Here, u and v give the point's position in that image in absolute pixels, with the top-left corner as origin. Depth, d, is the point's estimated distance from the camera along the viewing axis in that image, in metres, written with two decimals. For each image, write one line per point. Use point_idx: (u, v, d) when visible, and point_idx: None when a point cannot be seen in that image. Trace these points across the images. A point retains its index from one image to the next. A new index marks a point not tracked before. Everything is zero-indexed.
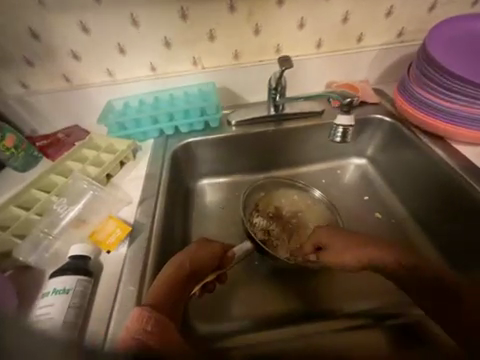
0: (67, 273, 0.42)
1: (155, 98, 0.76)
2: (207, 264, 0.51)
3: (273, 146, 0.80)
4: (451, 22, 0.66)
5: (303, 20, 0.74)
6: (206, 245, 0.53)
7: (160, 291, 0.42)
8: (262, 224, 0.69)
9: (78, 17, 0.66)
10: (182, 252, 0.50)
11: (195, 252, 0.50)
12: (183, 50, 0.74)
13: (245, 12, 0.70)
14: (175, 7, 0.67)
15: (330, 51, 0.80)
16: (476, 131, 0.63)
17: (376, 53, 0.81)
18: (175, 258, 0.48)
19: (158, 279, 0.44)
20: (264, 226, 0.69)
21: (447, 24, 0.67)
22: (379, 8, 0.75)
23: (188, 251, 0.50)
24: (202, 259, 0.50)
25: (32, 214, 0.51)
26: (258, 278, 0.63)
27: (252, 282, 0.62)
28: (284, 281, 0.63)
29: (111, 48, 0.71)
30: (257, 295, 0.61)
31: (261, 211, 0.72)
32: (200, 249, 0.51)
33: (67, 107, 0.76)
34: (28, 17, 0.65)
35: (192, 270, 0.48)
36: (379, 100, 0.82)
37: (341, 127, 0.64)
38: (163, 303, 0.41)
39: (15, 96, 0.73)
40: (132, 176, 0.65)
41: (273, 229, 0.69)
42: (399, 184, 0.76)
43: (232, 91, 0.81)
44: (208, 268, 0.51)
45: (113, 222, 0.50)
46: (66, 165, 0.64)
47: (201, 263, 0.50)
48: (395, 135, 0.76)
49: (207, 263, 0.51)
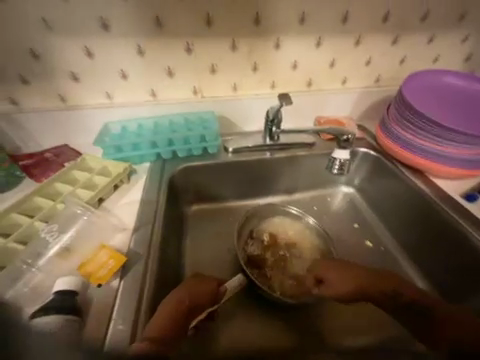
0: (50, 312, 0.37)
1: (155, 122, 0.77)
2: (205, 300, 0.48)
3: (267, 172, 0.83)
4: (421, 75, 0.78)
5: (296, 62, 0.82)
6: (203, 282, 0.50)
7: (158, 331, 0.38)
8: (256, 253, 0.68)
9: (84, 43, 0.67)
10: (179, 287, 0.47)
11: (194, 286, 0.48)
12: (185, 79, 0.77)
13: (246, 51, 0.77)
14: (181, 42, 0.72)
15: (319, 90, 0.88)
16: (449, 167, 0.71)
17: (358, 94, 0.91)
18: (173, 295, 0.45)
19: (155, 316, 0.41)
20: (258, 255, 0.68)
21: (418, 76, 0.78)
22: (361, 58, 0.86)
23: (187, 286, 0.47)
24: (200, 296, 0.47)
25: (11, 242, 0.46)
26: (256, 313, 0.60)
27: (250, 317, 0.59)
28: (282, 315, 0.60)
29: (114, 73, 0.72)
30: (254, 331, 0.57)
31: (256, 239, 0.72)
32: (199, 284, 0.49)
33: (59, 126, 0.74)
34: (30, 39, 0.64)
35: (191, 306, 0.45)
36: (363, 134, 0.90)
37: (338, 160, 0.72)
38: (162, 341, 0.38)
39: (3, 112, 0.70)
40: (125, 201, 0.62)
41: (266, 259, 0.68)
42: (385, 213, 0.81)
43: (229, 119, 0.85)
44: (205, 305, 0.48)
45: (106, 252, 0.47)
46: (54, 186, 0.60)
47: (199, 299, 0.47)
48: (379, 167, 0.82)
49: (204, 300, 0.47)
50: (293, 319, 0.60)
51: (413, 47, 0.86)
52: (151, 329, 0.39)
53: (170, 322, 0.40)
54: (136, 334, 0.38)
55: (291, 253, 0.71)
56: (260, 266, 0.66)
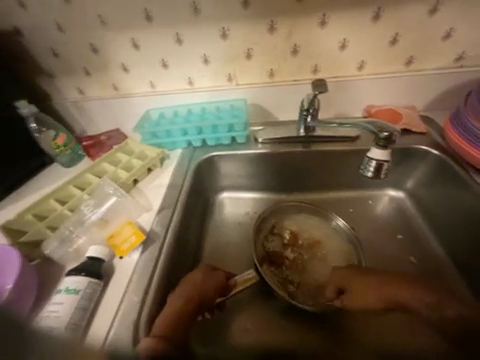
0: (81, 274, 0.44)
1: (188, 110, 0.80)
2: (213, 293, 0.51)
3: (299, 167, 0.77)
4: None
5: (345, 41, 0.70)
6: (211, 273, 0.52)
7: (165, 329, 0.41)
8: (275, 249, 0.66)
9: (131, 35, 0.73)
10: (184, 280, 0.49)
11: (200, 281, 0.50)
12: (220, 66, 0.76)
13: (285, 32, 0.70)
14: (217, 27, 0.70)
15: (373, 74, 0.75)
16: None
17: (427, 78, 0.73)
18: (182, 288, 0.48)
19: (161, 315, 0.43)
20: (276, 252, 0.65)
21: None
22: (436, 31, 0.68)
23: (194, 280, 0.50)
24: (207, 289, 0.50)
25: (66, 210, 0.57)
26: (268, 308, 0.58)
27: (260, 311, 0.58)
28: (296, 318, 0.57)
29: (156, 62, 0.77)
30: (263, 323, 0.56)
31: (277, 236, 0.68)
32: (206, 280, 0.51)
33: (111, 113, 0.84)
34: (90, 35, 0.73)
35: (199, 299, 0.48)
36: (427, 129, 0.73)
37: (374, 161, 0.58)
38: (166, 335, 0.40)
39: (72, 100, 0.83)
40: (155, 184, 0.68)
41: (285, 256, 0.65)
42: (444, 226, 0.66)
43: (263, 108, 0.80)
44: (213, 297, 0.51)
45: (129, 228, 0.52)
46: (101, 166, 0.70)
47: (205, 294, 0.50)
48: (442, 169, 0.67)
49: (211, 293, 0.50)
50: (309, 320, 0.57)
51: None
52: (158, 328, 0.41)
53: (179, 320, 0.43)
54: (145, 306, 0.43)
55: (313, 254, 0.66)
56: (277, 263, 0.63)
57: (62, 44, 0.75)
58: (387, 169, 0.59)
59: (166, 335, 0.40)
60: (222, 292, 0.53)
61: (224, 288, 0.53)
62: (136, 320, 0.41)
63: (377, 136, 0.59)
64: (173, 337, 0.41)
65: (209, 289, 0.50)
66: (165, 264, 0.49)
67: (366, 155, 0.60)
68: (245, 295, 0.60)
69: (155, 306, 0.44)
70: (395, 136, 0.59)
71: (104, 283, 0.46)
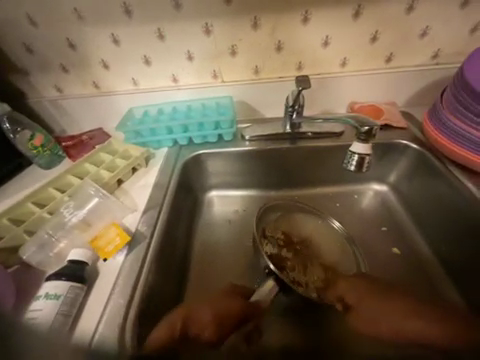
0: (62, 278, 0.42)
1: (173, 108, 0.78)
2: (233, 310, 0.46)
3: (286, 164, 0.77)
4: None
5: (328, 38, 0.71)
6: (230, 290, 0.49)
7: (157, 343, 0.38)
8: (273, 252, 0.62)
9: (110, 30, 0.70)
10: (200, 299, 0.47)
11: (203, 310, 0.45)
12: (204, 63, 0.75)
13: (269, 29, 0.70)
14: (200, 23, 0.69)
15: (356, 71, 0.76)
16: None
17: (406, 75, 0.76)
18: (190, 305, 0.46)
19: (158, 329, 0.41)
20: (275, 254, 0.61)
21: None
22: (413, 29, 0.70)
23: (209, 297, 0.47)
24: (222, 305, 0.46)
25: (45, 213, 0.55)
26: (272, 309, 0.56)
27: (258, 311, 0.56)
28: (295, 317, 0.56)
29: (138, 59, 0.74)
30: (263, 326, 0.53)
31: (271, 237, 0.65)
32: (221, 296, 0.48)
33: (93, 111, 0.81)
34: (67, 30, 0.70)
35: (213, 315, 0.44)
36: (407, 124, 0.76)
37: (356, 155, 0.59)
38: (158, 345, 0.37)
39: (49, 98, 0.80)
40: (141, 184, 0.66)
41: (285, 257, 0.62)
42: (424, 216, 0.69)
43: (249, 105, 0.80)
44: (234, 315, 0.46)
45: (114, 229, 0.50)
46: (83, 166, 0.67)
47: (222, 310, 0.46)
48: (421, 162, 0.70)
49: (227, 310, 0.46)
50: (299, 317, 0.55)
51: None
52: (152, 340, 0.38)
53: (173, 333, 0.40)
54: (131, 308, 0.41)
55: (308, 251, 0.65)
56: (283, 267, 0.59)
57: (37, 40, 0.71)
58: (369, 162, 0.60)
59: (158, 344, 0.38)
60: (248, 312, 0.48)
61: (243, 316, 0.47)
62: (122, 321, 0.40)
63: (358, 131, 0.60)
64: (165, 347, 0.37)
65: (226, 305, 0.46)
66: (152, 265, 0.48)
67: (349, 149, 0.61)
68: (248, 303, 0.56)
69: (142, 307, 0.43)
70: (375, 131, 0.61)
71: (87, 286, 0.45)
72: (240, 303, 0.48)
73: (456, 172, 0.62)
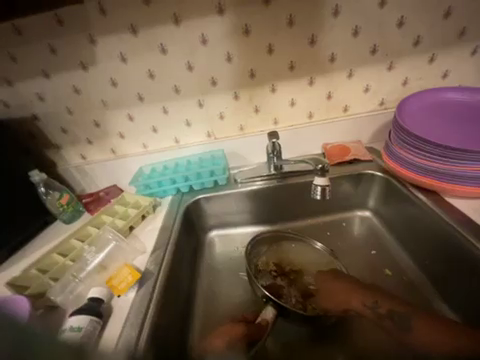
0: (83, 312, 0.49)
1: (176, 163, 0.95)
2: (240, 331, 0.54)
3: (274, 200, 0.89)
4: (415, 96, 0.80)
5: (294, 100, 0.92)
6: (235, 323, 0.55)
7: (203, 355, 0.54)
8: (268, 284, 0.68)
9: (127, 111, 0.92)
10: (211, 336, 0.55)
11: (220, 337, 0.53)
12: (200, 126, 0.95)
13: (247, 98, 0.91)
14: (194, 100, 0.91)
15: (321, 120, 0.95)
16: (457, 186, 0.66)
17: (362, 119, 0.94)
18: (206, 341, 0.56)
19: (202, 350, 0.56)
20: (271, 285, 0.67)
21: (412, 98, 0.80)
22: (358, 87, 0.91)
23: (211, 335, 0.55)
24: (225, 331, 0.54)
25: (67, 260, 0.64)
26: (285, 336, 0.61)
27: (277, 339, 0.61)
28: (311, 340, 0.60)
29: (148, 129, 0.95)
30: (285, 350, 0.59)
31: (264, 271, 0.72)
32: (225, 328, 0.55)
33: (110, 171, 0.98)
34: (95, 114, 0.92)
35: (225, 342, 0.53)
36: (372, 157, 0.90)
37: (319, 186, 0.70)
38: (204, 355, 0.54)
39: (75, 165, 0.97)
40: (149, 228, 0.76)
41: (281, 286, 0.67)
42: (404, 235, 0.76)
43: (238, 154, 0.97)
44: (242, 334, 0.53)
45: (127, 269, 0.58)
46: (100, 218, 0.79)
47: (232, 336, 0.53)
48: (389, 188, 0.80)
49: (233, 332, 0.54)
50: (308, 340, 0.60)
51: (414, 68, 0.89)
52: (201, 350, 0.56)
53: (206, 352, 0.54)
54: (141, 339, 0.47)
55: (301, 278, 0.71)
56: (281, 295, 0.64)
57: (71, 123, 0.93)
58: (330, 191, 0.71)
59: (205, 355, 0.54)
60: (250, 338, 0.53)
61: (249, 337, 0.53)
62: (132, 352, 0.45)
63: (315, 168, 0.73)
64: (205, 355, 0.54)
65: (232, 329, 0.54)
66: (159, 298, 0.55)
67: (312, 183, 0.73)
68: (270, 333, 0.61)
69: (151, 337, 0.48)
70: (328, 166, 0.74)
71: (103, 320, 0.51)
72: (245, 329, 0.54)
73: (417, 193, 0.72)
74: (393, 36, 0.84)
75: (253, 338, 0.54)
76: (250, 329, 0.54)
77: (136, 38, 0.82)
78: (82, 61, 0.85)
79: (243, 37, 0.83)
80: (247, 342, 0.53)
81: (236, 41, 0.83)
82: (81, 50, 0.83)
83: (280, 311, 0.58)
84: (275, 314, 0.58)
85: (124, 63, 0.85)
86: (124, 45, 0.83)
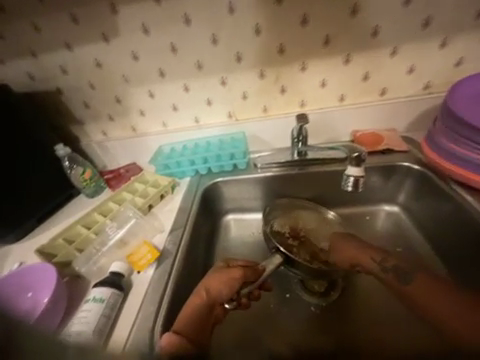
0: (105, 285, 0.51)
1: (195, 144, 0.93)
2: (239, 273, 0.54)
3: (295, 188, 0.85)
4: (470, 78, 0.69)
5: (324, 81, 0.84)
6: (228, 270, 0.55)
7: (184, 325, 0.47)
8: (281, 241, 0.70)
9: (148, 87, 0.89)
10: (210, 274, 0.55)
11: (215, 278, 0.53)
12: (222, 106, 0.90)
13: (273, 76, 0.84)
14: (217, 77, 0.86)
15: (353, 104, 0.86)
16: None
17: (401, 105, 0.84)
18: (198, 289, 0.52)
19: (186, 306, 0.50)
20: (284, 243, 0.70)
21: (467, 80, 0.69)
22: (400, 68, 0.80)
23: (206, 282, 0.53)
24: (219, 284, 0.53)
25: (91, 233, 0.66)
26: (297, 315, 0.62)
27: (290, 320, 0.62)
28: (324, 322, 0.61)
29: (168, 107, 0.92)
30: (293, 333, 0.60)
31: (278, 231, 0.74)
32: (221, 276, 0.54)
33: (130, 149, 0.98)
34: (116, 90, 0.90)
35: (227, 287, 0.53)
36: (408, 148, 0.81)
37: (351, 177, 0.65)
38: (185, 330, 0.46)
39: (98, 141, 0.98)
40: (168, 208, 0.76)
41: (292, 245, 0.70)
42: (437, 237, 0.70)
43: (260, 138, 0.92)
44: (239, 275, 0.54)
45: (146, 247, 0.59)
46: (121, 194, 0.80)
47: (232, 281, 0.54)
48: (426, 183, 0.73)
49: (234, 277, 0.54)
50: (321, 322, 0.61)
51: (472, 46, 0.76)
52: (179, 322, 0.47)
53: (196, 317, 0.48)
54: (157, 322, 0.47)
55: (312, 243, 0.73)
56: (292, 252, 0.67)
57: (93, 98, 0.92)
58: (364, 182, 0.66)
59: (189, 323, 0.47)
60: (247, 280, 0.55)
61: (247, 278, 0.55)
62: (151, 328, 0.46)
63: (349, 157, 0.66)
64: (193, 319, 0.48)
65: (230, 279, 0.54)
66: (176, 278, 0.55)
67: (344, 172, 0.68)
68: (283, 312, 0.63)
69: (169, 314, 0.49)
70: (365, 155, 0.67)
71: (124, 294, 0.53)
72: (242, 271, 0.55)
73: (459, 190, 0.65)
74: (453, 6, 0.72)
75: (249, 279, 0.55)
76: (246, 272, 0.55)
77: (159, 7, 0.77)
78: (104, 32, 0.81)
79: (275, 7, 0.75)
80: (243, 283, 0.55)
81: (265, 12, 0.75)
82: (103, 21, 0.80)
83: (286, 261, 0.61)
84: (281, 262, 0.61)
85: (146, 36, 0.81)
86: (146, 15, 0.78)
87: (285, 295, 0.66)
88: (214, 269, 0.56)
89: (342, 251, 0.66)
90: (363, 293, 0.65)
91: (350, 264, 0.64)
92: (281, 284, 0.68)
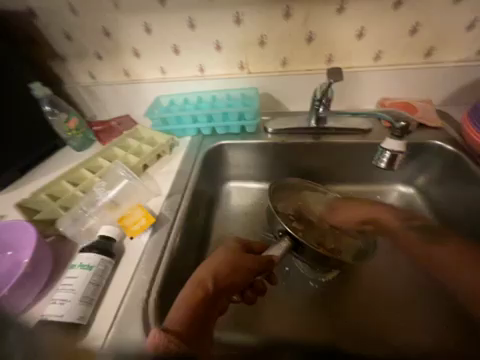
0: (93, 251, 0.47)
1: (199, 98, 0.79)
2: (251, 263, 0.48)
3: (307, 159, 0.76)
4: None
5: (363, 30, 0.68)
6: (237, 255, 0.48)
7: (178, 324, 0.38)
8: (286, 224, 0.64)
9: (143, 18, 0.72)
10: (213, 258, 0.48)
11: (219, 263, 0.46)
12: (232, 54, 0.75)
13: (301, 18, 0.68)
14: (231, 12, 0.68)
15: (390, 65, 0.72)
16: None
17: (446, 71, 0.71)
18: (198, 273, 0.46)
19: (181, 298, 0.42)
20: (289, 225, 0.64)
21: None
22: (458, 22, 0.65)
23: (210, 266, 0.46)
24: (225, 272, 0.45)
25: (77, 190, 0.59)
26: (294, 291, 0.60)
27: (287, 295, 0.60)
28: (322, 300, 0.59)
29: (168, 48, 0.76)
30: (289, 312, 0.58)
31: (282, 213, 0.67)
32: (227, 261, 0.47)
33: (122, 98, 0.84)
34: (103, 18, 0.73)
35: (235, 278, 0.45)
36: (442, 124, 0.71)
37: (388, 151, 0.57)
38: (177, 329, 0.37)
39: (83, 84, 0.84)
40: (164, 170, 0.68)
41: (297, 228, 0.64)
42: (453, 224, 0.66)
43: (274, 97, 0.79)
44: (251, 266, 0.48)
45: (139, 211, 0.54)
46: (112, 150, 0.70)
47: (242, 269, 0.47)
48: (455, 166, 0.66)
49: (244, 265, 0.47)
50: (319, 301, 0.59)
51: None
52: (171, 319, 0.39)
53: (191, 313, 0.40)
54: (151, 294, 0.44)
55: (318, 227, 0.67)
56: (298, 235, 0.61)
57: (75, 26, 0.75)
58: (400, 160, 0.58)
59: (184, 324, 0.38)
60: (259, 270, 0.49)
61: (258, 270, 0.49)
62: (145, 298, 0.43)
63: (392, 127, 0.58)
64: (191, 320, 0.39)
65: (239, 267, 0.47)
66: (173, 248, 0.50)
67: (380, 145, 0.60)
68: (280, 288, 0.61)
69: (165, 285, 0.46)
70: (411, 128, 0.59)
71: (115, 260, 0.49)
72: (254, 261, 0.48)
73: None
74: None
75: (261, 270, 0.49)
76: (260, 262, 0.49)
77: None
78: None
79: None
80: (255, 273, 0.48)
81: None
82: None
83: (295, 247, 0.57)
84: (289, 247, 0.56)
85: None
86: None
87: (284, 270, 0.64)
88: (218, 252, 0.49)
89: (351, 212, 0.64)
90: (365, 274, 0.62)
91: (360, 222, 0.63)
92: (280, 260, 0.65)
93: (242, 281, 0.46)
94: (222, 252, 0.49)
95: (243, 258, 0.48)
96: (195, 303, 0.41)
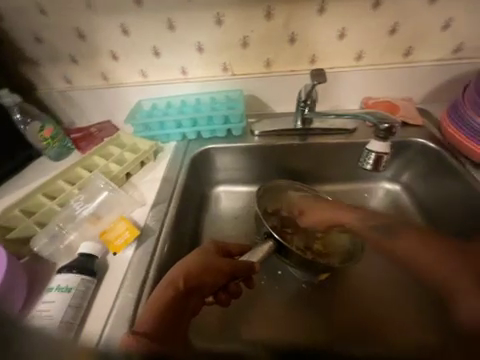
0: (72, 271, 0.44)
1: (182, 102, 0.77)
2: (226, 266, 0.47)
3: (295, 160, 0.75)
4: None
5: (344, 30, 0.68)
6: (210, 256, 0.48)
7: (147, 323, 0.39)
8: (275, 226, 0.64)
9: (119, 19, 0.68)
10: (188, 258, 0.48)
11: (189, 263, 0.46)
12: (215, 55, 0.73)
13: (283, 19, 0.67)
14: (211, 13, 0.67)
15: (372, 65, 0.73)
16: None
17: (424, 70, 0.73)
18: (170, 274, 0.45)
19: (151, 298, 0.42)
20: (277, 228, 0.64)
21: None
22: (434, 22, 0.67)
23: (183, 266, 0.46)
24: (197, 273, 0.45)
25: (55, 205, 0.55)
26: (287, 295, 0.60)
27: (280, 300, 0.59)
28: (314, 300, 0.59)
29: (147, 51, 0.73)
30: (283, 316, 0.57)
31: (272, 215, 0.67)
32: (200, 262, 0.47)
33: (101, 102, 0.80)
34: (76, 20, 0.69)
35: (207, 279, 0.46)
36: (423, 122, 0.73)
37: (374, 153, 0.59)
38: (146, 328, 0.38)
39: (58, 90, 0.79)
40: (149, 178, 0.65)
41: (285, 232, 0.64)
42: (437, 219, 0.68)
43: (259, 99, 0.78)
44: (226, 268, 0.47)
45: (123, 223, 0.51)
46: (91, 159, 0.66)
47: (215, 270, 0.47)
48: (437, 162, 0.67)
49: (217, 266, 0.47)
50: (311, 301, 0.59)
51: None
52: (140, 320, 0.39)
53: (161, 311, 0.40)
54: (137, 312, 0.41)
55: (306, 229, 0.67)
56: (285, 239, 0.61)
57: (45, 28, 0.70)
58: (386, 161, 0.60)
59: (154, 324, 0.39)
60: (234, 273, 0.48)
61: (234, 271, 0.48)
62: (131, 317, 0.41)
63: (377, 128, 0.59)
64: (159, 319, 0.39)
65: (212, 267, 0.47)
66: (160, 261, 0.48)
67: (366, 147, 0.61)
68: (272, 292, 0.60)
69: None
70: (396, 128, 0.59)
71: (98, 279, 0.46)
72: (228, 262, 0.48)
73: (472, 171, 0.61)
74: None
75: (236, 273, 0.48)
76: (235, 265, 0.48)
77: None
78: None
79: None
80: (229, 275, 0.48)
81: None
82: None
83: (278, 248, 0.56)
84: (272, 249, 0.55)
85: None
86: None
87: (277, 273, 0.63)
88: (193, 252, 0.49)
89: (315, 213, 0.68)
90: (358, 273, 0.62)
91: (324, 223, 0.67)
92: (270, 263, 0.64)
93: (215, 281, 0.46)
94: (194, 252, 0.49)
95: (217, 261, 0.48)
96: (164, 303, 0.41)
